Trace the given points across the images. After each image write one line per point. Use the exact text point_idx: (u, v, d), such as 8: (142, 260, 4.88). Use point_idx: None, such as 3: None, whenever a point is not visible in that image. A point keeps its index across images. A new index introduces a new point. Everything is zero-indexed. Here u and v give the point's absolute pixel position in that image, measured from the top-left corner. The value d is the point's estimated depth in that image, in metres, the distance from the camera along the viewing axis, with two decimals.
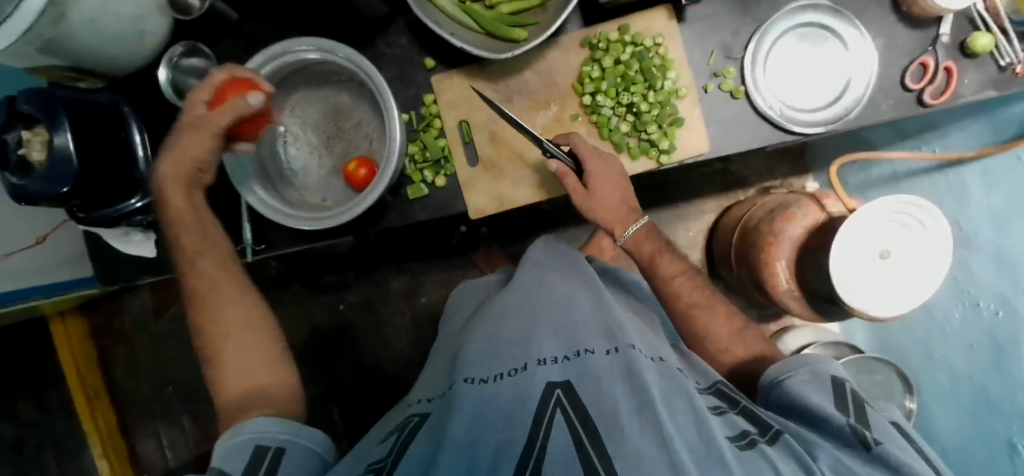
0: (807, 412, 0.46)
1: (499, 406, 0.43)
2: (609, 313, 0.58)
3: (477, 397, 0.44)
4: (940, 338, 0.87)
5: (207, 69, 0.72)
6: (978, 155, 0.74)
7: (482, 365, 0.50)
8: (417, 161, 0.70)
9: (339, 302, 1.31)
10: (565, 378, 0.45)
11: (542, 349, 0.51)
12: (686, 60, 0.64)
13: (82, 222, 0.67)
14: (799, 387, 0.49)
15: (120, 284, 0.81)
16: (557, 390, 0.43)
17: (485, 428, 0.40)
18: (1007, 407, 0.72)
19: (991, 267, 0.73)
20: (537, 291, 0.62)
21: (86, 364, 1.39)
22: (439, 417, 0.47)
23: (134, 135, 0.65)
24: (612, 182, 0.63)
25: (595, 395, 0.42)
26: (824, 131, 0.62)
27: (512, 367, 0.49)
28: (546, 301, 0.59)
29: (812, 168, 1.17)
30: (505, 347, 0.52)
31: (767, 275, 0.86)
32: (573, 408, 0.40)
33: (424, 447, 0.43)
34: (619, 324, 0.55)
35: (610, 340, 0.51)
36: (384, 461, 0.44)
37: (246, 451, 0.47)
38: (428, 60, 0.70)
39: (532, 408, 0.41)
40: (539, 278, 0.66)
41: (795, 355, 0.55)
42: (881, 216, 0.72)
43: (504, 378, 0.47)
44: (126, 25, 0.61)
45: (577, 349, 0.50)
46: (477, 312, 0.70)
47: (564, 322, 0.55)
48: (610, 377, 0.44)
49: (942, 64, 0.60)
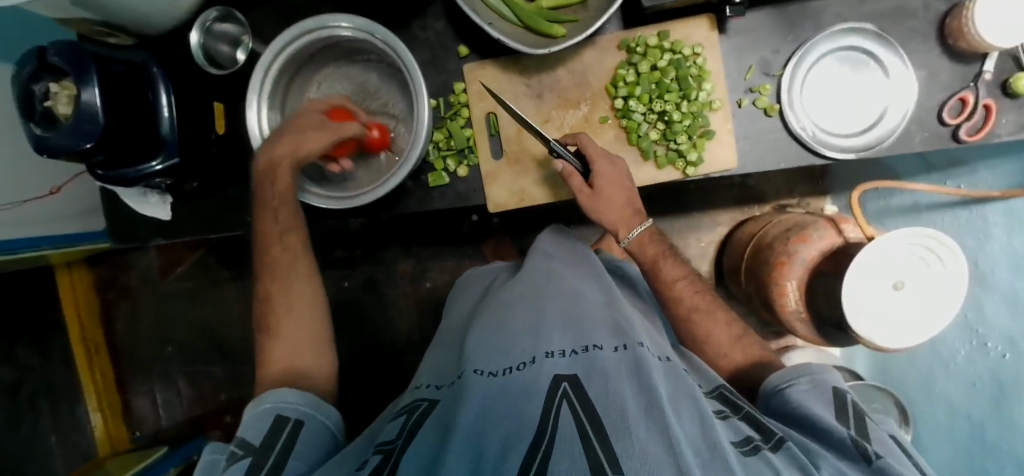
0: (809, 422, 0.46)
1: (507, 399, 0.42)
2: (617, 309, 0.57)
3: (484, 390, 0.44)
4: (943, 374, 0.86)
5: (239, 36, 0.73)
6: (1004, 196, 0.73)
7: (490, 357, 0.50)
8: (441, 148, 0.70)
9: (344, 279, 1.31)
10: (572, 372, 0.44)
11: (551, 343, 0.50)
12: (723, 72, 0.63)
13: (100, 178, 0.66)
14: (801, 399, 0.49)
15: (134, 242, 0.81)
16: (564, 384, 0.42)
17: (493, 420, 0.40)
18: (1004, 449, 0.71)
19: (1003, 309, 0.73)
20: (547, 283, 0.62)
21: (88, 316, 1.40)
22: (447, 407, 0.46)
23: (161, 99, 0.63)
24: (618, 183, 0.64)
25: (602, 390, 0.41)
26: (855, 158, 0.61)
27: (520, 360, 0.48)
28: (555, 295, 0.59)
29: (831, 190, 1.16)
30: (513, 340, 0.52)
31: (776, 295, 0.86)
32: (580, 401, 0.39)
33: (431, 436, 0.42)
34: (627, 322, 0.54)
35: (618, 336, 0.51)
36: (394, 443, 0.44)
37: (268, 418, 0.50)
38: (462, 47, 0.69)
39: (539, 402, 0.41)
40: (548, 269, 0.66)
41: (797, 364, 0.54)
42: (898, 243, 0.71)
43: (513, 372, 0.46)
44: None
45: (585, 343, 0.49)
46: (485, 298, 0.70)
47: (568, 312, 0.55)
48: (618, 374, 0.43)
49: (982, 101, 0.59)
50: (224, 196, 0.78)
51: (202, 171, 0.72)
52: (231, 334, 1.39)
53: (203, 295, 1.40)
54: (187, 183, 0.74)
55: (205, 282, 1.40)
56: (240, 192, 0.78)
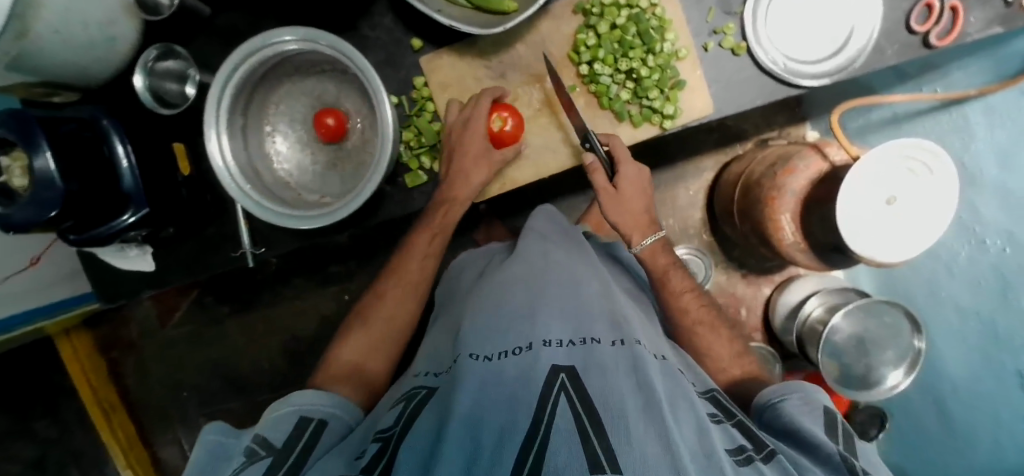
0: (799, 434, 0.46)
1: (503, 385, 0.43)
2: (614, 300, 0.59)
3: (480, 374, 0.45)
4: (946, 277, 0.87)
5: (185, 70, 0.70)
6: (982, 93, 0.73)
7: (486, 339, 0.51)
8: (413, 147, 0.69)
9: (344, 293, 1.30)
10: (570, 363, 0.45)
11: (548, 330, 0.50)
12: (684, 19, 0.62)
13: (74, 243, 0.65)
14: (792, 412, 0.49)
15: (123, 300, 0.80)
16: (562, 375, 0.42)
17: (489, 406, 0.40)
18: (1017, 340, 0.73)
19: (998, 205, 0.73)
20: (539, 270, 0.62)
21: (97, 377, 1.39)
22: (444, 391, 0.47)
23: (116, 149, 0.60)
24: (638, 187, 0.65)
25: (601, 385, 0.41)
26: (828, 83, 0.60)
27: (517, 344, 0.49)
28: (547, 281, 0.59)
29: (809, 115, 1.15)
30: (510, 324, 0.52)
31: (773, 231, 0.85)
32: (578, 395, 0.39)
33: (431, 418, 0.43)
34: (626, 318, 0.55)
35: (616, 331, 0.52)
36: (390, 431, 0.45)
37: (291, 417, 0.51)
38: (414, 40, 0.66)
39: (534, 390, 0.41)
40: (541, 257, 0.66)
41: (789, 381, 0.55)
42: (889, 165, 0.71)
43: (508, 356, 0.47)
44: (89, 27, 0.57)
45: (584, 335, 0.50)
46: (482, 279, 0.70)
47: (568, 304, 0.55)
48: (616, 369, 0.44)
49: (948, 4, 0.58)
50: (204, 236, 0.76)
51: (177, 216, 0.70)
52: (242, 368, 1.38)
53: (206, 335, 1.39)
54: (164, 230, 0.72)
55: (206, 322, 1.38)
56: (219, 229, 0.75)
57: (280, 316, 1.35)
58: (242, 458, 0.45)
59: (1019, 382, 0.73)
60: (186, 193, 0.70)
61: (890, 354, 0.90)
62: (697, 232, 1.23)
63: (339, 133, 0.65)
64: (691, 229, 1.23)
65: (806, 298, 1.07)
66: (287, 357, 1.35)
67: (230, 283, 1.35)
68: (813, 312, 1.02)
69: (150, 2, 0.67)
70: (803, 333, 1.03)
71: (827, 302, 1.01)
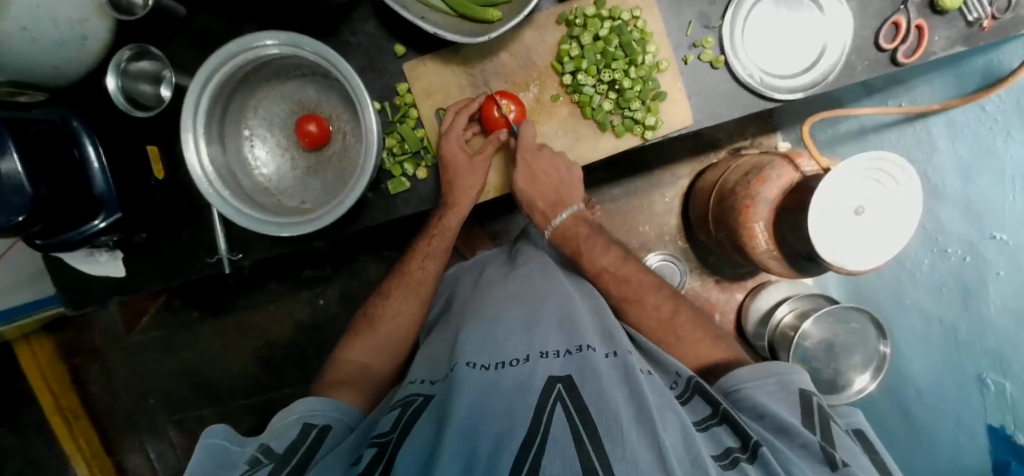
0: (774, 423, 0.47)
1: (499, 395, 0.43)
2: (601, 315, 0.61)
3: (478, 384, 0.45)
4: (910, 283, 0.91)
5: (160, 71, 0.68)
6: (944, 108, 0.76)
7: (484, 350, 0.52)
8: (396, 154, 0.68)
9: (320, 297, 1.28)
10: (566, 373, 0.45)
11: (545, 343, 0.51)
12: (664, 32, 0.63)
13: (39, 248, 0.62)
14: (768, 400, 0.50)
15: (92, 307, 0.77)
16: (559, 385, 0.43)
17: (487, 415, 0.40)
18: (976, 343, 0.76)
19: (959, 215, 0.76)
20: (535, 290, 0.63)
21: (58, 385, 1.33)
22: (442, 397, 0.47)
23: (89, 153, 0.58)
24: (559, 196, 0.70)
25: (595, 393, 0.41)
26: (804, 96, 0.62)
27: (514, 356, 0.50)
28: (543, 298, 0.61)
29: (780, 126, 1.19)
30: (510, 337, 0.53)
31: (746, 238, 0.88)
32: (574, 402, 0.40)
33: (428, 428, 0.42)
34: (619, 329, 0.56)
35: (609, 343, 0.53)
36: (386, 437, 0.44)
37: (295, 427, 0.50)
38: (397, 46, 0.66)
39: (532, 400, 0.41)
40: (531, 277, 0.67)
41: (767, 362, 0.55)
42: (856, 176, 0.73)
43: (506, 367, 0.48)
44: (58, 25, 0.55)
45: (578, 346, 0.50)
46: (479, 289, 0.70)
47: (560, 320, 0.56)
48: (610, 378, 0.45)
49: (914, 23, 0.61)
50: (180, 240, 0.73)
51: (150, 221, 0.67)
52: (213, 373, 1.34)
53: (176, 340, 1.34)
54: (136, 236, 0.69)
55: (176, 327, 1.34)
56: (193, 234, 0.73)
57: (253, 320, 1.31)
58: (244, 467, 0.44)
59: (978, 384, 0.76)
60: (161, 198, 0.67)
61: (857, 360, 0.94)
62: (673, 237, 1.25)
63: (321, 140, 0.65)
64: (667, 235, 1.25)
65: (777, 303, 1.10)
66: (260, 364, 1.32)
67: (202, 287, 1.31)
68: (784, 318, 1.05)
69: (124, 2, 0.64)
70: (775, 338, 1.06)
71: (797, 308, 1.04)
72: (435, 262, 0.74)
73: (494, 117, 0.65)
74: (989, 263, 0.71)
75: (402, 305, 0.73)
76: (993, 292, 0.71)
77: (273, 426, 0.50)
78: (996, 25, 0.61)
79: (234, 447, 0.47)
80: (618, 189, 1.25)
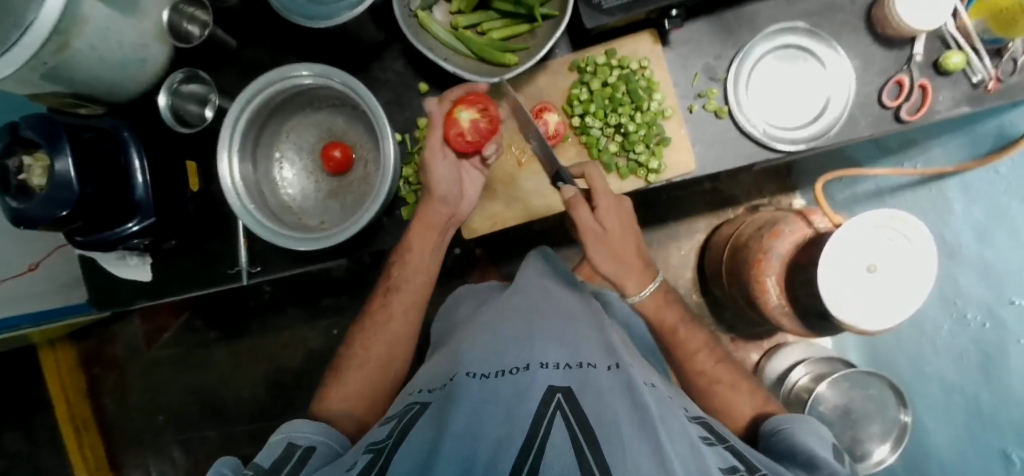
0: (804, 456, 0.47)
1: (497, 400, 0.44)
2: (605, 334, 0.61)
3: (474, 388, 0.46)
4: (929, 350, 0.86)
5: (206, 94, 0.76)
6: (958, 170, 0.75)
7: (484, 360, 0.53)
8: (412, 183, 0.72)
9: (333, 327, 1.31)
10: (566, 384, 0.46)
11: (544, 353, 0.52)
12: (671, 82, 0.67)
13: (79, 245, 0.68)
14: (794, 434, 0.50)
15: (116, 307, 0.82)
16: (558, 395, 0.44)
17: (486, 419, 0.41)
18: (1001, 414, 0.69)
19: (976, 278, 0.72)
20: (536, 304, 0.65)
21: (75, 393, 1.36)
22: (440, 403, 0.48)
23: (133, 161, 0.65)
24: (620, 220, 0.63)
25: (595, 405, 0.43)
26: (806, 147, 0.64)
27: (515, 365, 0.50)
28: (547, 315, 0.62)
29: (799, 185, 1.18)
30: (509, 346, 0.54)
31: (758, 292, 0.86)
32: (573, 413, 0.41)
33: (426, 432, 0.43)
34: (617, 346, 0.59)
35: (609, 357, 0.55)
36: (382, 443, 0.45)
37: (280, 446, 0.51)
38: (422, 84, 0.71)
39: (532, 408, 0.42)
40: (530, 297, 0.67)
41: (789, 413, 0.55)
42: (868, 232, 0.71)
43: (506, 374, 0.49)
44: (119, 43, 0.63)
45: (579, 361, 0.52)
46: (481, 308, 0.71)
47: (561, 334, 0.58)
48: (612, 393, 0.46)
49: (917, 83, 0.63)
50: (203, 250, 0.78)
51: (180, 230, 0.73)
52: (223, 394, 1.36)
53: (192, 358, 1.38)
54: (166, 242, 0.75)
55: (193, 344, 1.38)
56: (219, 246, 0.78)
57: (267, 344, 1.34)
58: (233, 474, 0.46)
59: (1004, 461, 0.68)
60: (193, 208, 0.73)
61: (875, 429, 0.87)
62: (687, 291, 1.24)
63: (344, 166, 0.70)
64: (682, 288, 1.24)
65: (792, 365, 1.06)
66: (270, 387, 1.34)
67: (222, 308, 1.36)
68: (800, 380, 1.01)
69: (183, 31, 0.72)
70: (789, 399, 1.01)
71: (813, 371, 1.01)
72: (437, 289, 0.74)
73: (471, 138, 0.65)
74: (1011, 331, 0.66)
75: (400, 324, 0.72)
76: (1014, 359, 0.66)
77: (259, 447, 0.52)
78: (1002, 87, 0.65)
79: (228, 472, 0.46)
80: None
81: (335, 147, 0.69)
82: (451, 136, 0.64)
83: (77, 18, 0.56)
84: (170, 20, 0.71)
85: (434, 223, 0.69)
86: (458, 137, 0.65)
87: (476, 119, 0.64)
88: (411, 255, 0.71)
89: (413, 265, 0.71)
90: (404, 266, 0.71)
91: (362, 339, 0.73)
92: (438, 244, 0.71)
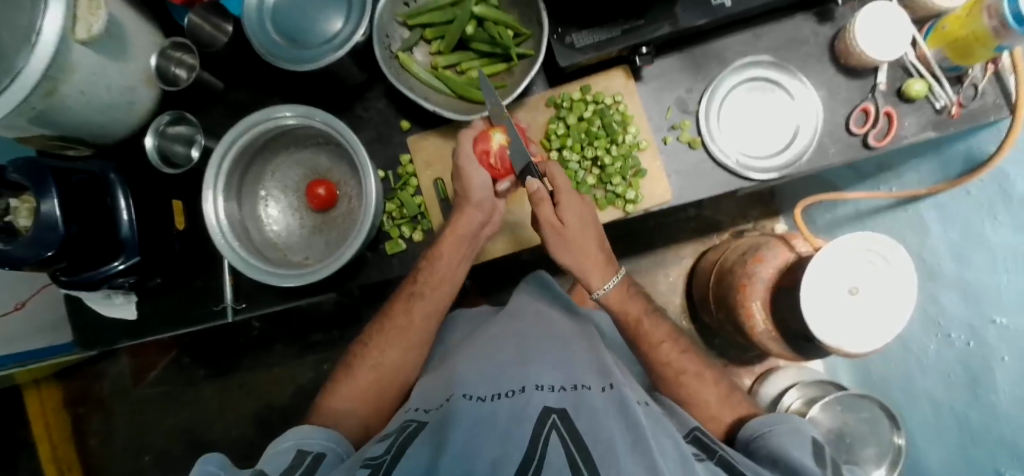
0: (788, 466, 0.45)
1: (496, 421, 0.44)
2: (598, 353, 0.61)
3: (473, 411, 0.45)
4: (917, 369, 0.86)
5: (192, 135, 0.77)
6: (930, 191, 0.76)
7: (481, 382, 0.52)
8: (395, 218, 0.73)
9: (323, 362, 1.29)
10: (561, 406, 0.46)
11: (540, 377, 0.52)
12: (645, 115, 0.69)
13: (63, 284, 0.68)
14: (778, 440, 0.49)
15: (100, 347, 0.81)
16: (553, 415, 0.44)
17: (483, 441, 0.40)
18: (990, 434, 0.69)
19: (957, 297, 0.73)
20: (530, 327, 0.65)
21: (60, 435, 1.32)
22: (436, 424, 0.46)
23: (120, 202, 0.66)
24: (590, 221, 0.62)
25: (590, 424, 0.43)
26: (779, 175, 0.66)
27: (510, 387, 0.50)
28: (540, 340, 0.61)
29: (782, 210, 1.20)
30: (504, 370, 0.54)
31: (744, 317, 0.86)
32: (569, 434, 0.41)
33: (422, 452, 0.42)
34: (609, 363, 0.58)
35: (603, 377, 0.55)
36: (380, 458, 0.42)
37: (289, 454, 0.50)
38: (403, 122, 0.73)
39: (527, 431, 0.41)
40: (523, 321, 0.67)
41: (775, 412, 0.55)
42: (846, 254, 0.72)
43: (502, 396, 0.48)
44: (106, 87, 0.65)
45: (574, 383, 0.52)
46: (475, 330, 0.71)
47: (555, 357, 0.57)
48: (606, 410, 0.46)
49: (883, 110, 0.65)
50: (191, 288, 0.78)
51: (165, 267, 0.74)
52: (210, 432, 1.33)
53: (179, 397, 1.35)
54: (150, 281, 0.75)
55: (180, 382, 1.35)
56: (204, 283, 0.78)
57: (256, 381, 1.32)
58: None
59: None
60: (178, 247, 0.75)
61: (871, 451, 0.85)
62: (677, 317, 1.24)
63: (328, 203, 0.71)
64: (672, 313, 1.24)
65: (784, 389, 1.05)
66: (257, 426, 1.31)
67: (211, 345, 1.34)
68: (792, 404, 0.98)
69: (170, 75, 0.74)
70: None
71: (805, 395, 0.99)
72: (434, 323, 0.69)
73: (493, 162, 0.64)
74: (993, 347, 0.66)
75: (419, 332, 0.68)
76: (1000, 378, 0.65)
77: (265, 455, 0.50)
78: (964, 112, 0.67)
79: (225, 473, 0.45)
80: (621, 266, 1.26)
81: (320, 183, 0.71)
82: (478, 152, 0.64)
83: (66, 65, 0.57)
84: (158, 64, 0.73)
85: (464, 236, 0.66)
86: (482, 153, 0.64)
87: (504, 145, 0.63)
88: (441, 263, 0.67)
89: (415, 291, 0.69)
90: (431, 272, 0.68)
91: (377, 343, 0.68)
92: (465, 257, 0.68)
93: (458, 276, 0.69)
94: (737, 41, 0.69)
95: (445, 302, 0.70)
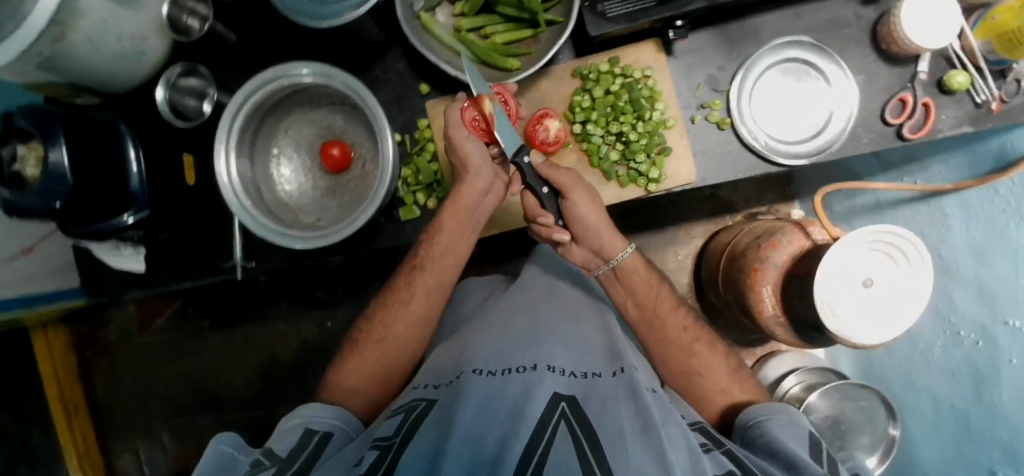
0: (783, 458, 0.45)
1: (505, 400, 0.43)
2: (610, 334, 0.61)
3: (482, 388, 0.45)
4: (921, 362, 0.86)
5: (204, 89, 0.75)
6: (957, 187, 0.74)
7: (492, 358, 0.52)
8: (410, 184, 0.72)
9: (327, 320, 1.30)
10: (571, 392, 0.45)
11: (552, 355, 0.52)
12: (673, 91, 0.67)
13: (73, 235, 0.67)
14: (777, 430, 0.49)
15: (109, 296, 0.81)
16: (562, 404, 0.43)
17: (490, 421, 0.40)
18: (988, 436, 0.69)
19: (970, 297, 0.72)
20: (542, 303, 0.65)
21: (67, 377, 1.35)
22: (445, 402, 0.46)
23: (130, 155, 0.64)
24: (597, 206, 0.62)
25: (600, 412, 0.43)
26: (807, 163, 0.64)
27: (521, 364, 0.50)
28: (552, 317, 0.61)
29: (798, 194, 1.18)
30: (516, 346, 0.54)
31: (754, 301, 0.86)
32: (578, 421, 0.41)
33: (433, 429, 0.42)
34: (621, 344, 0.58)
35: (613, 360, 0.54)
36: (390, 440, 0.43)
37: (298, 431, 0.51)
38: (423, 85, 0.71)
39: (535, 412, 0.41)
40: (534, 299, 0.66)
41: (774, 403, 0.55)
42: (863, 246, 0.70)
43: (512, 373, 0.48)
44: (116, 36, 0.63)
45: (584, 370, 0.51)
46: (485, 305, 0.71)
47: (567, 336, 0.57)
48: (616, 396, 0.46)
49: (920, 101, 0.63)
50: (198, 245, 0.78)
51: (174, 222, 0.74)
52: (215, 382, 1.35)
53: (185, 347, 1.37)
54: (160, 235, 0.75)
55: (186, 333, 1.37)
56: (213, 240, 0.77)
57: (261, 336, 1.34)
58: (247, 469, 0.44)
59: None
60: (188, 202, 0.74)
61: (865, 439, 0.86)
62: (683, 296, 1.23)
63: (342, 165, 0.70)
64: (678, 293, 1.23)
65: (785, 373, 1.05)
66: (262, 378, 1.33)
67: (217, 298, 1.35)
68: (791, 389, 0.97)
69: (182, 25, 0.71)
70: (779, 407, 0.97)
71: (805, 380, 0.98)
72: (439, 293, 0.68)
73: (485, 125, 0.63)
74: (1002, 349, 0.66)
75: (425, 297, 0.68)
76: (1008, 381, 0.65)
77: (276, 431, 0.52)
78: (1005, 108, 0.64)
79: (240, 455, 0.46)
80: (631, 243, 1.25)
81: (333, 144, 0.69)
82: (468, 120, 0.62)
83: (76, 9, 0.55)
84: (170, 13, 0.70)
85: (468, 205, 0.64)
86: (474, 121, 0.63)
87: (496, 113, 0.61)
88: (441, 237, 0.66)
89: (426, 262, 0.67)
90: (433, 244, 0.67)
91: (386, 311, 0.68)
92: (470, 227, 0.67)
93: (462, 250, 0.68)
94: (774, 18, 0.66)
95: (451, 274, 0.69)
